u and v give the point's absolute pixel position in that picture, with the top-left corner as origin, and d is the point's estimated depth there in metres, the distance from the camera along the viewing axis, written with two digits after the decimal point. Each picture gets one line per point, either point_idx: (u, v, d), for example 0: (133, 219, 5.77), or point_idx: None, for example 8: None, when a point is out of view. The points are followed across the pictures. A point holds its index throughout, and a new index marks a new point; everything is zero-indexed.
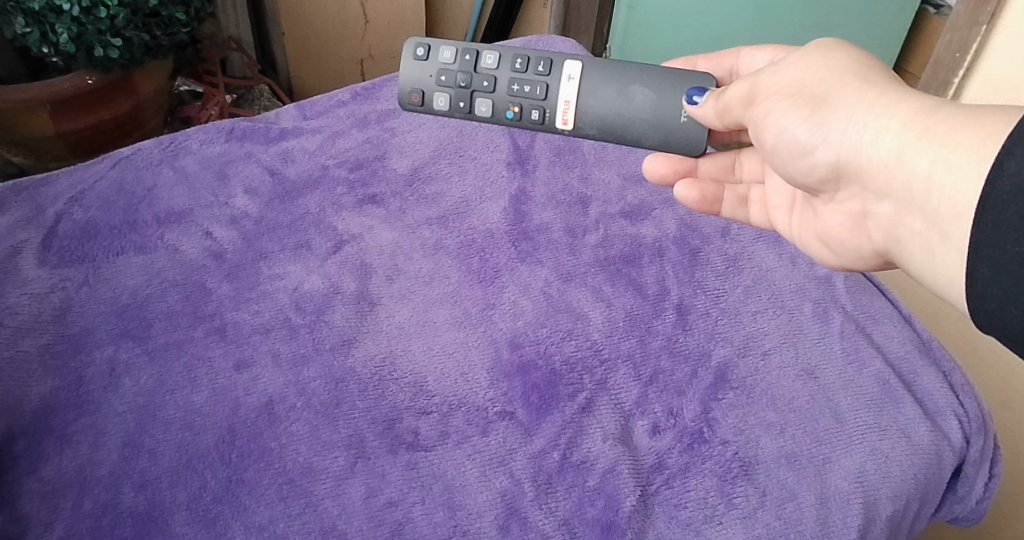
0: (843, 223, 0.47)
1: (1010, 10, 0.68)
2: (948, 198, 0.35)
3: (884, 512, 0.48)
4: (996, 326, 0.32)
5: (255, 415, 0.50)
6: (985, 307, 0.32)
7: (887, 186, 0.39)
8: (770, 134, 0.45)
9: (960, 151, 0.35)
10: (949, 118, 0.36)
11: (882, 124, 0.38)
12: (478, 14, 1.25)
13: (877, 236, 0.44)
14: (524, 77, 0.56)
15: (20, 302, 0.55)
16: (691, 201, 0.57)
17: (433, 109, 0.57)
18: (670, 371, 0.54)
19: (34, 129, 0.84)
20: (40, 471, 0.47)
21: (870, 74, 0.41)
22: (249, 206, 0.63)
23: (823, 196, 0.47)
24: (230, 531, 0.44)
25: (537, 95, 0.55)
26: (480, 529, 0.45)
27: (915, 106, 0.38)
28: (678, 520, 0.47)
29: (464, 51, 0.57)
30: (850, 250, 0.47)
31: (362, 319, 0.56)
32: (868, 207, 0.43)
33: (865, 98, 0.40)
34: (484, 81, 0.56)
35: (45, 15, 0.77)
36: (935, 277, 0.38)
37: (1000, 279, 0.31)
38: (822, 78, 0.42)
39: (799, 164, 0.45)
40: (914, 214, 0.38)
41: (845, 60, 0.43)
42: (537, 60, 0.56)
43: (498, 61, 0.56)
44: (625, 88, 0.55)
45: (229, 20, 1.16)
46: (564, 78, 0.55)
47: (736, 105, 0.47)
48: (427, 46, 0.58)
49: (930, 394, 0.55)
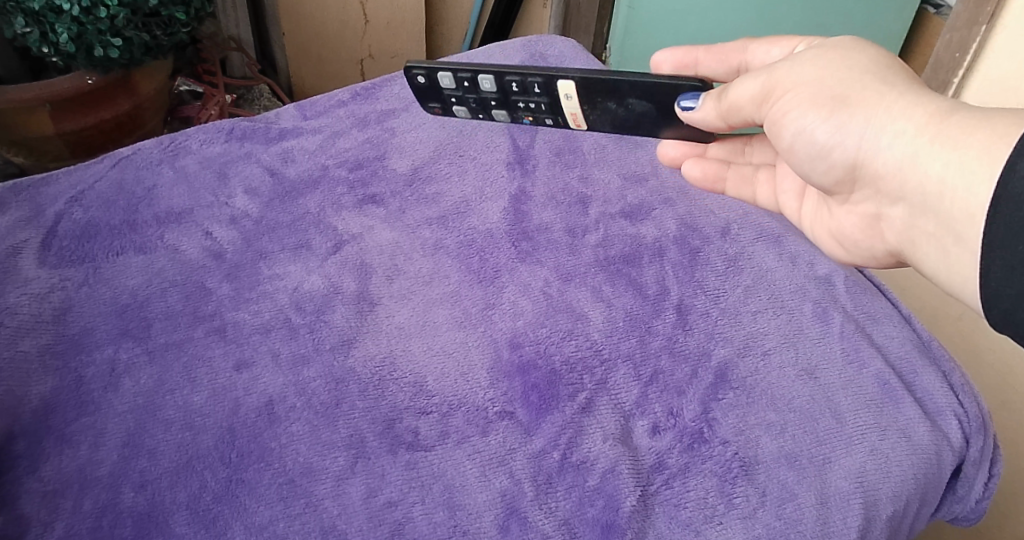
0: (856, 222, 0.46)
1: (1010, 10, 0.68)
2: (960, 200, 0.35)
3: (884, 512, 0.49)
4: (1009, 325, 0.33)
5: (255, 415, 0.50)
6: (1000, 305, 0.32)
7: (900, 189, 0.39)
8: (787, 135, 0.44)
9: (973, 154, 0.35)
10: (964, 122, 0.36)
11: (898, 128, 0.38)
12: (478, 14, 1.24)
13: (890, 237, 0.44)
14: (524, 97, 0.53)
15: (19, 302, 0.55)
16: (694, 180, 0.60)
17: (458, 117, 0.59)
18: (670, 371, 0.54)
19: (34, 129, 0.84)
20: (40, 471, 0.47)
21: (889, 75, 0.40)
22: (249, 206, 0.63)
23: (836, 197, 0.47)
24: (230, 531, 0.44)
25: (544, 111, 0.54)
26: (480, 529, 0.45)
27: (931, 109, 0.38)
28: (678, 521, 0.47)
29: (461, 77, 0.55)
30: (863, 249, 0.47)
31: (362, 319, 0.56)
32: (882, 209, 0.43)
33: (883, 100, 0.39)
34: (491, 100, 0.55)
35: (45, 15, 0.77)
36: (947, 279, 0.39)
37: (1011, 278, 0.31)
38: (841, 78, 0.41)
39: (814, 164, 0.44)
40: (927, 216, 0.39)
41: (863, 60, 0.42)
42: (529, 80, 0.52)
43: (493, 85, 0.53)
44: (622, 100, 0.50)
45: (230, 20, 1.16)
46: (561, 96, 0.52)
47: (748, 106, 0.45)
48: (424, 73, 0.56)
49: (930, 394, 0.55)
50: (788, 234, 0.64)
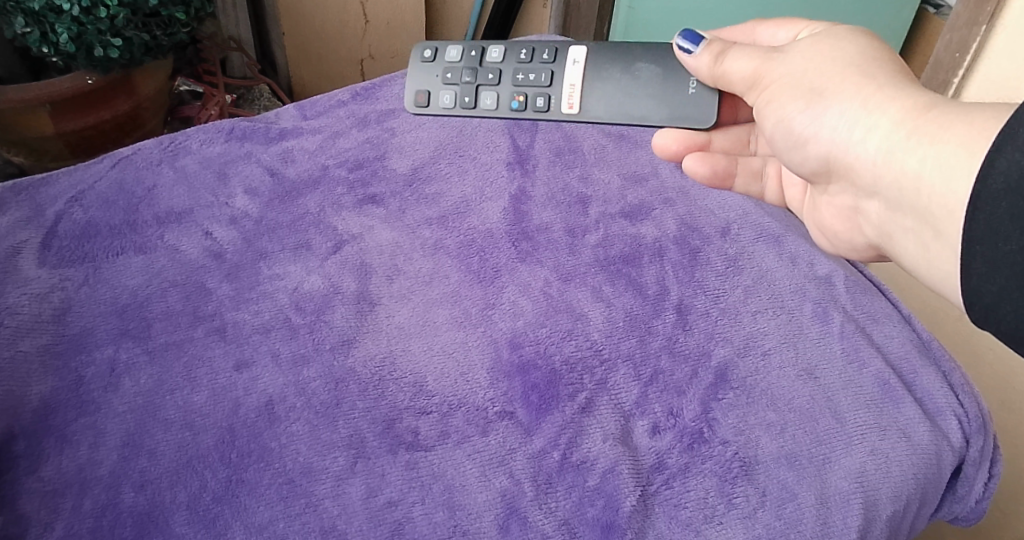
0: (836, 216, 0.46)
1: (1010, 10, 0.68)
2: (938, 197, 0.34)
3: (884, 512, 0.48)
4: (991, 321, 0.31)
5: (255, 415, 0.50)
6: (982, 301, 0.31)
7: (875, 185, 0.38)
8: (768, 122, 0.44)
9: (951, 148, 0.33)
10: (942, 117, 0.35)
11: (873, 122, 0.37)
12: (477, 15, 1.25)
13: (869, 231, 0.43)
14: (527, 66, 0.55)
15: (19, 302, 0.55)
16: (701, 176, 0.53)
17: (439, 108, 0.56)
18: (670, 371, 0.54)
19: (34, 129, 0.84)
20: (39, 472, 0.47)
21: (872, 69, 0.39)
22: (249, 206, 0.63)
23: (818, 188, 0.46)
24: (230, 531, 0.44)
25: (541, 83, 0.54)
26: (480, 529, 0.45)
27: (909, 104, 0.36)
28: (678, 521, 0.47)
29: (468, 51, 0.56)
30: (843, 242, 0.47)
31: (362, 319, 0.56)
32: (859, 203, 0.42)
33: (861, 94, 0.38)
34: (489, 74, 0.55)
35: (45, 15, 0.77)
36: (930, 276, 0.37)
37: (995, 275, 0.30)
38: (822, 69, 0.41)
39: (793, 154, 0.44)
40: (905, 212, 0.37)
41: (850, 52, 0.41)
42: (541, 50, 0.55)
43: (504, 55, 0.56)
44: (630, 67, 0.53)
45: (229, 20, 1.16)
46: (569, 61, 0.54)
47: (737, 81, 0.46)
48: (434, 47, 0.58)
49: (929, 393, 0.55)
50: (788, 235, 0.64)
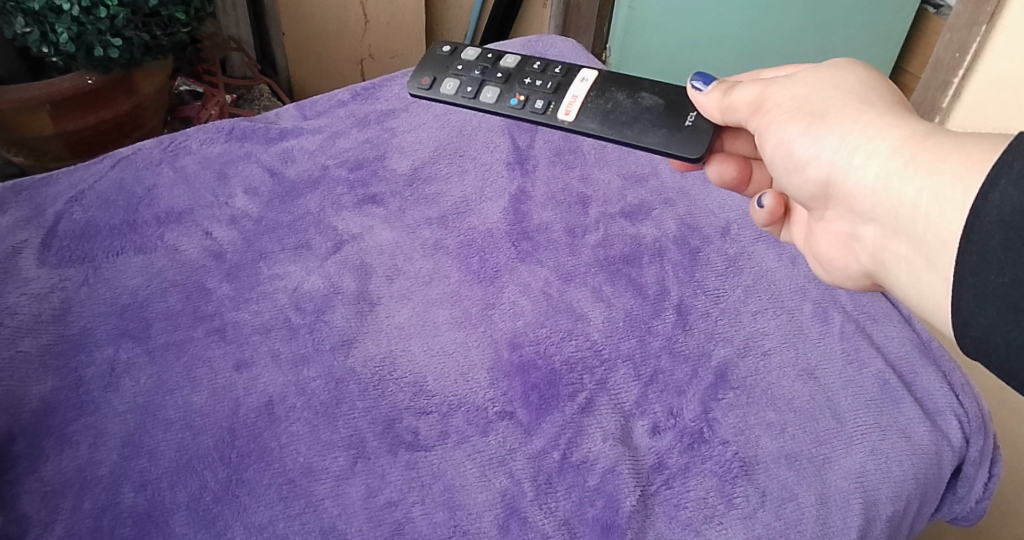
0: (832, 242, 0.45)
1: (1010, 10, 0.68)
2: (934, 226, 0.34)
3: (884, 512, 0.48)
4: (982, 354, 0.30)
5: (255, 415, 0.50)
6: (972, 334, 0.30)
7: (872, 211, 0.38)
8: (769, 147, 0.44)
9: (946, 180, 0.33)
10: (939, 147, 0.35)
11: (872, 149, 0.37)
12: (478, 15, 1.25)
13: (864, 258, 0.42)
14: (537, 74, 0.54)
15: (20, 302, 0.55)
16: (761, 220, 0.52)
17: (437, 94, 0.55)
18: (670, 371, 0.54)
19: (34, 129, 0.84)
20: (39, 471, 0.47)
21: (871, 97, 0.40)
22: (249, 206, 0.63)
23: (815, 213, 0.46)
24: (230, 531, 0.44)
25: (546, 89, 0.53)
26: (479, 529, 0.45)
27: (908, 132, 0.36)
28: (678, 521, 0.46)
29: (485, 52, 0.57)
30: (839, 268, 0.46)
31: (362, 319, 0.56)
32: (855, 230, 0.41)
33: (861, 121, 0.38)
34: (497, 74, 0.55)
35: (45, 15, 0.77)
36: (919, 304, 0.37)
37: (985, 306, 0.29)
38: (824, 97, 0.41)
39: (792, 178, 0.44)
40: (900, 238, 0.37)
41: (852, 80, 0.41)
42: (556, 65, 0.55)
43: (518, 60, 0.55)
44: (633, 93, 0.52)
45: (229, 20, 1.15)
46: (577, 79, 0.53)
47: (741, 108, 0.46)
48: (453, 46, 0.58)
49: (930, 394, 0.55)
50: None
